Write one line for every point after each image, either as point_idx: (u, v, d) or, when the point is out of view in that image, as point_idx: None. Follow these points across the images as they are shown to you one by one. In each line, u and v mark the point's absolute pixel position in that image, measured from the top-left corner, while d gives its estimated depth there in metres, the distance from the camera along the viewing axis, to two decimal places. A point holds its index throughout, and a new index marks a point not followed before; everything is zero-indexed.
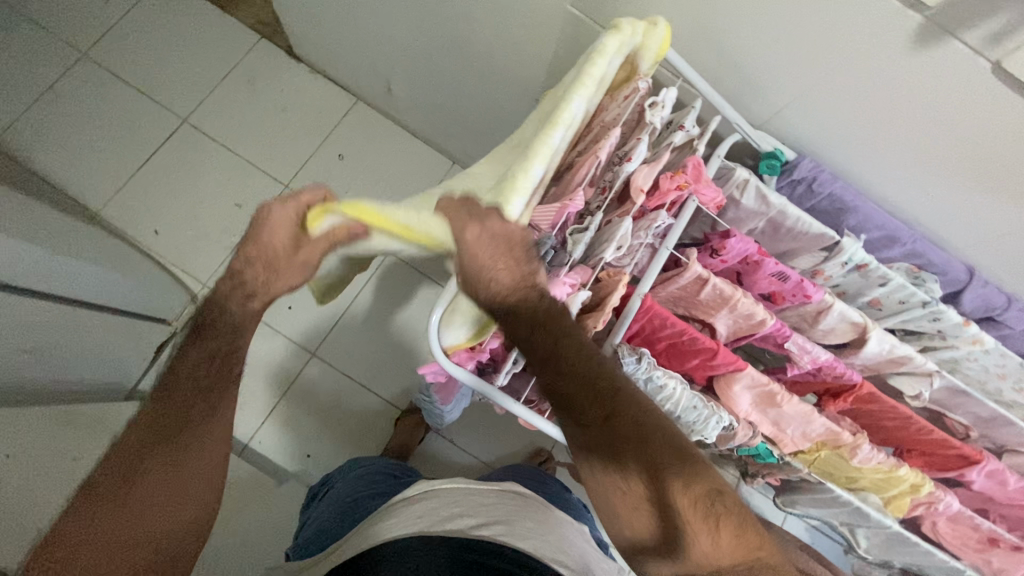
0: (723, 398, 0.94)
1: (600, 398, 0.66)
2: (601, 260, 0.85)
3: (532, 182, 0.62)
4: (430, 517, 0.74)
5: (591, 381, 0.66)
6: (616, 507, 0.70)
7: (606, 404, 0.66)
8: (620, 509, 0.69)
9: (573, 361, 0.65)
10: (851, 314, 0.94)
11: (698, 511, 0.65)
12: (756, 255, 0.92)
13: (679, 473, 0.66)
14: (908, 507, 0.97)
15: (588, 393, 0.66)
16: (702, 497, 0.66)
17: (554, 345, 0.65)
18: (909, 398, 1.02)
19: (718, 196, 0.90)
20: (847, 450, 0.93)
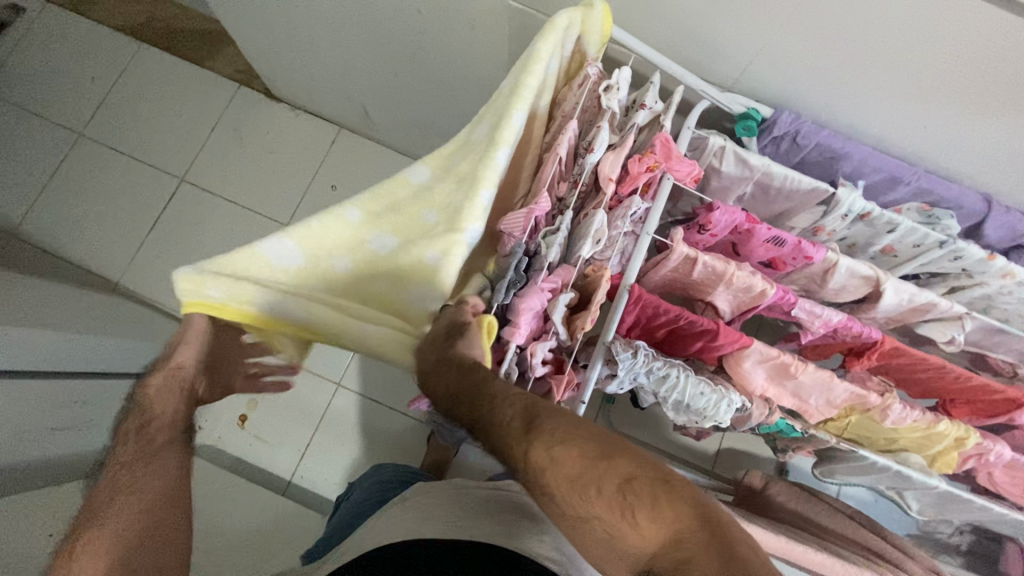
0: (735, 377, 0.89)
1: (576, 459, 0.54)
2: (580, 257, 0.82)
3: (482, 208, 0.64)
4: (405, 524, 0.75)
5: (562, 442, 0.55)
6: (589, 542, 0.57)
7: (585, 468, 0.54)
8: (587, 539, 0.57)
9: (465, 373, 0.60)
10: (859, 268, 0.88)
11: (631, 500, 0.53)
12: (746, 223, 0.87)
13: (595, 468, 0.54)
14: (958, 462, 0.90)
15: (566, 460, 0.54)
16: (631, 493, 0.53)
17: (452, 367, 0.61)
18: (943, 345, 0.95)
19: (694, 169, 0.85)
20: (878, 412, 0.88)
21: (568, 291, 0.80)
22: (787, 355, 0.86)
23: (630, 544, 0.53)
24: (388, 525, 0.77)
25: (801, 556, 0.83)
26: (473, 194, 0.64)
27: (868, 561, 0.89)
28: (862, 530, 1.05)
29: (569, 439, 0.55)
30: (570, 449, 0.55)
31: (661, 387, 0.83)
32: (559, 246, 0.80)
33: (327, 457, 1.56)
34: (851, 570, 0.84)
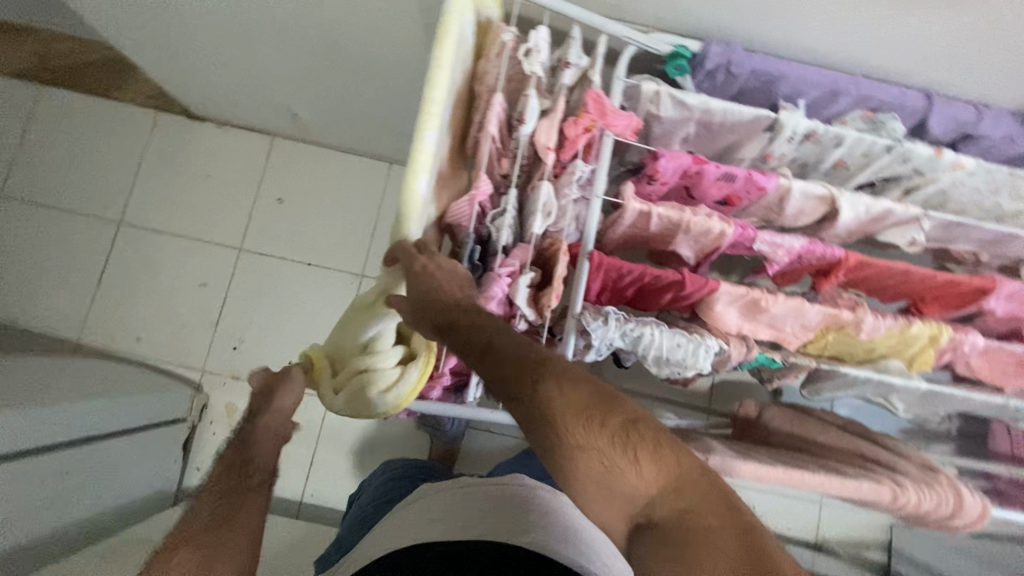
0: (709, 321, 0.89)
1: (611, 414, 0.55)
2: (534, 234, 0.80)
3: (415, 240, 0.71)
4: (397, 538, 0.73)
5: (597, 400, 0.56)
6: (591, 489, 0.55)
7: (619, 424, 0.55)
8: (590, 486, 0.55)
9: (473, 318, 0.63)
10: (812, 189, 0.87)
11: (637, 447, 0.54)
12: (694, 166, 0.85)
13: (603, 409, 0.56)
14: (935, 358, 0.91)
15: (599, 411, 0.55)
16: (639, 443, 0.54)
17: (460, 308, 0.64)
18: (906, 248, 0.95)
19: (632, 121, 0.83)
20: (852, 328, 0.88)
21: (528, 272, 0.78)
22: (755, 291, 0.86)
23: (631, 486, 0.54)
24: (376, 539, 0.75)
25: (800, 481, 0.83)
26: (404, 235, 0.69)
27: (868, 470, 0.88)
28: (856, 439, 1.07)
29: (585, 391, 0.56)
30: (582, 406, 0.55)
31: (637, 346, 0.83)
32: (509, 227, 0.78)
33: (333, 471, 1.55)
34: (850, 483, 0.83)
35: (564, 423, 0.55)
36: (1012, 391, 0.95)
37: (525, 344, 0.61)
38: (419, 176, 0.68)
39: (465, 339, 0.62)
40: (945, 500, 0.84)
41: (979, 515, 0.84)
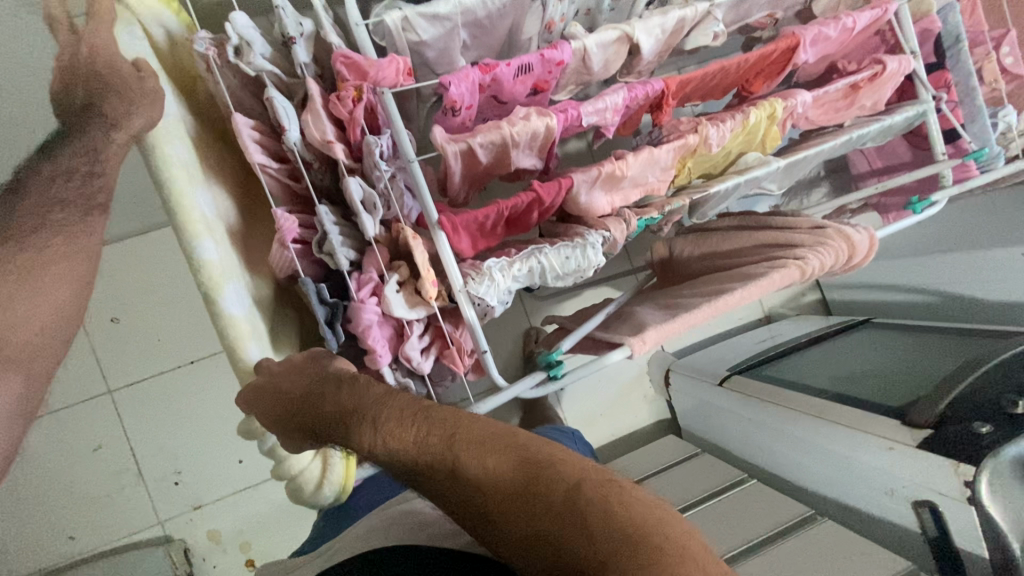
0: (583, 214, 0.86)
1: (501, 458, 0.48)
2: (372, 236, 0.71)
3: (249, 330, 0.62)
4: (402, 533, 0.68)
5: (481, 440, 0.49)
6: (484, 533, 0.48)
7: (508, 467, 0.47)
8: (483, 530, 0.48)
9: (324, 396, 0.59)
10: (605, 37, 0.82)
11: (513, 472, 0.47)
12: (484, 76, 0.77)
13: (472, 442, 0.49)
14: (780, 131, 0.95)
15: (487, 455, 0.48)
16: (515, 467, 0.47)
17: (305, 391, 0.61)
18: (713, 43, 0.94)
19: (398, 61, 0.70)
20: (703, 148, 0.88)
21: (391, 276, 0.70)
22: (605, 165, 0.82)
23: (512, 519, 0.46)
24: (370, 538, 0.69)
25: (727, 304, 0.85)
26: (234, 334, 0.61)
27: (776, 258, 0.94)
28: (755, 223, 1.11)
29: (455, 424, 0.51)
30: (446, 438, 0.50)
31: (531, 280, 0.80)
32: (342, 245, 0.68)
33: None
34: (769, 280, 0.88)
35: (433, 463, 0.50)
36: (853, 120, 1.01)
37: (389, 403, 0.56)
38: (220, 301, 0.60)
39: (319, 428, 0.59)
40: (842, 245, 0.91)
41: (870, 241, 0.93)
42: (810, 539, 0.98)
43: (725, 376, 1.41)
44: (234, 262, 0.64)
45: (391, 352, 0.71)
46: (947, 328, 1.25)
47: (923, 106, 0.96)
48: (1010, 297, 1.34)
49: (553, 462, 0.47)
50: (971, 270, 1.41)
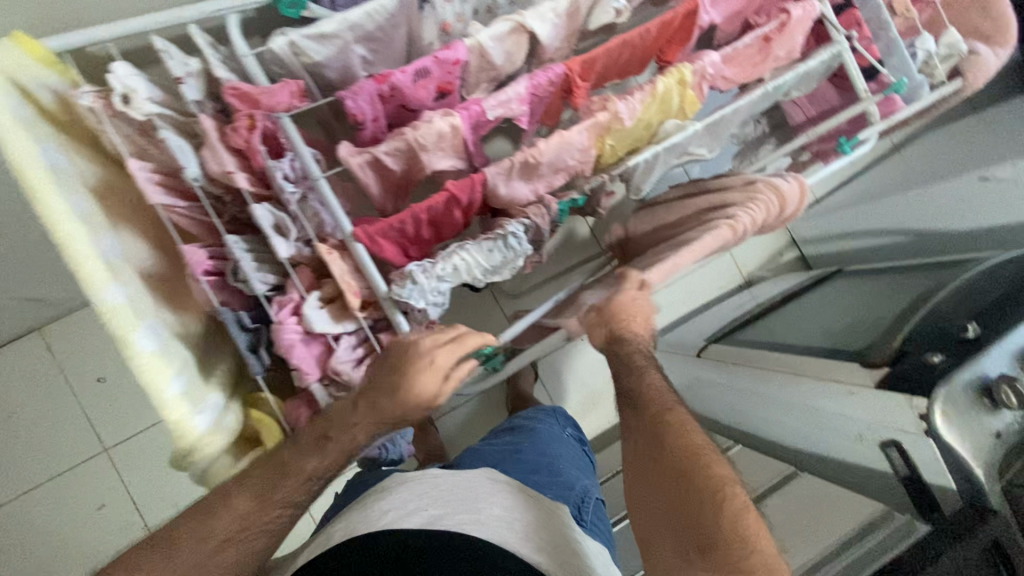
0: (507, 206, 0.87)
1: (675, 452, 0.64)
2: (287, 258, 0.72)
3: (168, 367, 0.62)
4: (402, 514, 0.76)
5: (673, 436, 0.66)
6: (645, 453, 0.67)
7: (673, 461, 0.63)
8: (642, 455, 0.67)
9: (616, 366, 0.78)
10: (498, 29, 0.82)
11: (684, 445, 0.64)
12: (380, 86, 0.78)
13: (672, 418, 0.67)
14: (697, 94, 0.94)
15: (669, 451, 0.64)
16: (693, 442, 0.64)
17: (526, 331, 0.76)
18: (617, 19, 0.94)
19: (290, 86, 0.72)
20: (616, 124, 0.89)
21: (309, 296, 0.71)
22: (517, 154, 0.83)
23: (676, 459, 0.63)
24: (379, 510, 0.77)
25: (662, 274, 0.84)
26: (150, 368, 0.60)
27: (708, 223, 0.93)
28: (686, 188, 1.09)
29: (672, 411, 0.69)
30: (655, 409, 0.69)
31: (458, 279, 0.80)
32: (256, 271, 0.69)
33: None
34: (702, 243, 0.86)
35: (641, 411, 0.70)
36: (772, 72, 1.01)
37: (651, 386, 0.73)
38: (130, 338, 0.60)
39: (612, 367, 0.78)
40: (772, 200, 0.91)
41: (801, 191, 0.92)
42: (794, 496, 0.97)
43: (702, 347, 1.40)
44: (143, 304, 0.64)
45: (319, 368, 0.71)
46: (916, 266, 1.23)
47: (837, 47, 0.95)
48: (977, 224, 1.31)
49: (714, 465, 0.62)
50: (933, 205, 1.39)
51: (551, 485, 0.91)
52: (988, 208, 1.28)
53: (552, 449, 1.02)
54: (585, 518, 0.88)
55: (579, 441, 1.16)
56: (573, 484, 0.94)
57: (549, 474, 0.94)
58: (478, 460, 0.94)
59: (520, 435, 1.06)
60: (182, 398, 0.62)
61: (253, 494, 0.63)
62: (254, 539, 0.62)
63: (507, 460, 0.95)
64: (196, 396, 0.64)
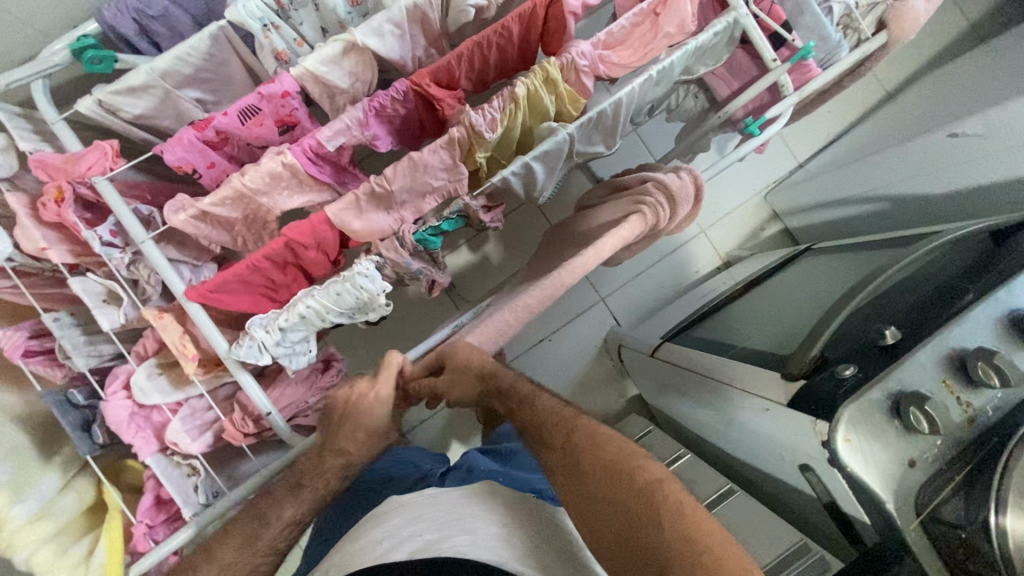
0: (369, 239, 0.81)
1: (599, 456, 0.63)
2: (115, 327, 0.69)
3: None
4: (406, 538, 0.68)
5: (591, 446, 0.64)
6: (583, 473, 0.64)
7: (602, 469, 0.62)
8: (578, 482, 0.64)
9: (511, 399, 0.73)
10: (327, 52, 0.75)
11: (612, 454, 0.63)
12: (202, 133, 0.73)
13: (602, 437, 0.65)
14: (575, 88, 0.84)
15: (593, 457, 0.64)
16: (630, 452, 0.63)
17: (483, 372, 0.74)
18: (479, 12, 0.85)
19: (99, 149, 0.69)
20: (478, 137, 0.80)
21: (138, 367, 0.69)
22: (364, 185, 0.76)
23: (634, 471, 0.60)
24: (372, 539, 0.70)
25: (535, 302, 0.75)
26: None
27: (597, 237, 0.84)
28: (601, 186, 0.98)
29: (590, 428, 0.67)
30: (565, 431, 0.67)
31: (309, 326, 0.75)
32: (81, 348, 0.68)
33: None
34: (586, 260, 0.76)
35: (562, 440, 0.67)
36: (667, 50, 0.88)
37: (552, 412, 0.70)
38: None
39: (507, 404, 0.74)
40: (660, 209, 0.80)
41: (695, 191, 0.83)
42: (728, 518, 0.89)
43: (657, 345, 1.30)
44: None
45: (158, 440, 0.69)
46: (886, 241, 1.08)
47: (733, 14, 0.82)
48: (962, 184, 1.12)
49: (643, 465, 0.61)
50: (905, 167, 1.22)
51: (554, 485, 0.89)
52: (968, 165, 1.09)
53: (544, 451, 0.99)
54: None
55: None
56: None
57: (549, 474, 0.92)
58: (485, 470, 0.88)
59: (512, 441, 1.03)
60: (2, 487, 0.63)
61: (236, 546, 0.62)
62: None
63: (506, 466, 0.93)
64: (22, 485, 0.65)
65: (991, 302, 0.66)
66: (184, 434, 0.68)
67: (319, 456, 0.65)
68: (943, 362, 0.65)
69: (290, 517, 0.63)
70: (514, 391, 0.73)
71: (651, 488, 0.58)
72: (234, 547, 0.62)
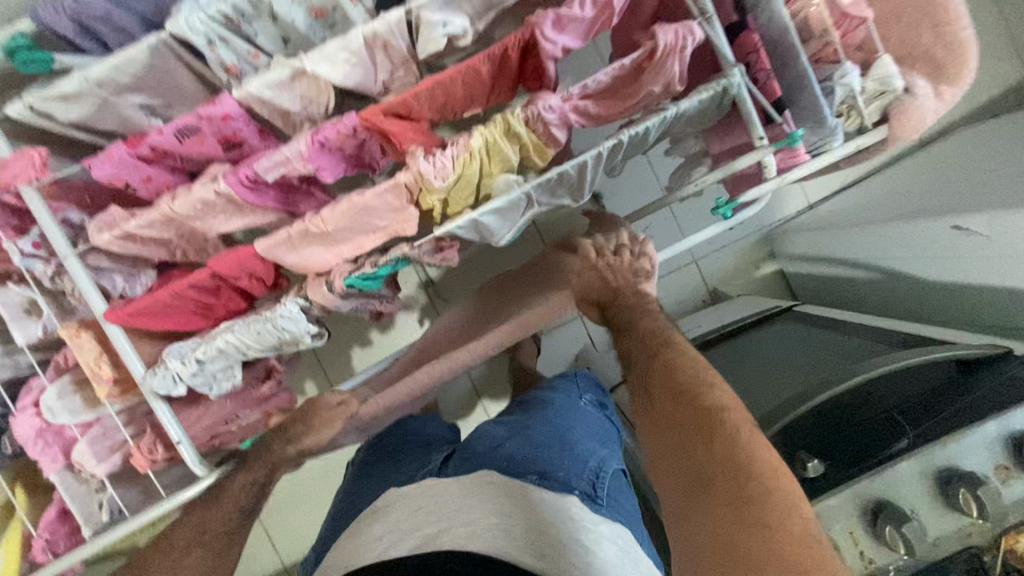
0: (304, 271, 0.78)
1: (672, 379, 0.61)
2: (33, 338, 0.72)
3: None
4: (404, 534, 0.62)
5: (672, 371, 0.62)
6: (655, 389, 0.63)
7: (676, 399, 0.59)
8: (651, 414, 0.62)
9: (625, 311, 0.75)
10: (272, 76, 0.70)
11: (676, 379, 0.61)
12: (136, 149, 0.70)
13: (684, 362, 0.63)
14: (541, 139, 0.78)
15: (666, 387, 0.61)
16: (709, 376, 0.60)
17: (619, 309, 0.75)
18: (459, 37, 0.79)
19: (26, 158, 0.66)
20: (426, 184, 0.75)
21: (49, 386, 0.70)
22: (298, 224, 0.72)
23: (704, 394, 0.58)
24: (372, 536, 0.64)
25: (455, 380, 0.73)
26: None
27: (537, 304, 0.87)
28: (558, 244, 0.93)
29: (667, 347, 0.67)
30: (652, 343, 0.68)
31: (229, 357, 0.74)
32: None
33: (280, 539, 1.45)
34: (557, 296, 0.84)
35: (640, 359, 0.68)
36: (652, 107, 0.80)
37: (636, 314, 0.74)
38: None
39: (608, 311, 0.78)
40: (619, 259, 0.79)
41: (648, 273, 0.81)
42: None
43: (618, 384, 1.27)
44: None
45: (65, 455, 0.72)
46: (872, 328, 1.03)
47: (724, 82, 0.73)
48: (973, 278, 1.02)
49: (709, 395, 0.57)
50: (897, 248, 1.13)
51: (562, 463, 0.72)
52: (981, 262, 0.99)
53: (564, 424, 0.82)
54: (601, 497, 0.68)
55: (601, 405, 0.93)
56: (586, 458, 0.74)
57: (561, 451, 0.74)
58: (490, 452, 0.74)
59: (530, 411, 0.86)
60: None
61: (197, 517, 0.72)
62: (186, 563, 0.68)
63: (518, 439, 0.76)
64: None
65: (916, 460, 0.69)
66: (90, 456, 0.71)
67: (279, 437, 0.78)
68: (856, 512, 0.69)
69: (247, 479, 0.74)
70: (619, 316, 0.75)
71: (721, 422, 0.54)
72: (200, 513, 0.72)
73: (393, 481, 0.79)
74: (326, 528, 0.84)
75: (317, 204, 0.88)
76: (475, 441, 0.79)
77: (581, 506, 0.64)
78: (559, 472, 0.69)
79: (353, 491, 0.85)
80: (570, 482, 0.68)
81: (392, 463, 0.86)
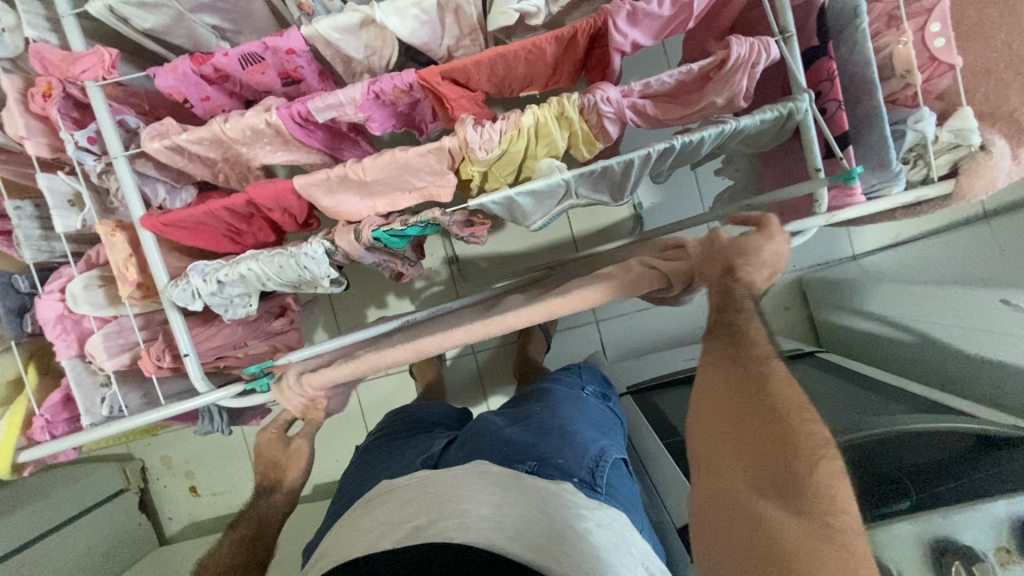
0: (335, 216, 0.79)
1: (763, 402, 0.50)
2: (70, 229, 0.75)
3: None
4: (391, 528, 0.61)
5: (761, 387, 0.51)
6: (731, 412, 0.53)
7: (751, 413, 0.51)
8: (718, 437, 0.53)
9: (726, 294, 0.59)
10: (341, 20, 0.71)
11: (766, 409, 0.50)
12: (198, 69, 0.72)
13: (779, 386, 0.51)
14: (594, 126, 0.76)
15: (752, 408, 0.51)
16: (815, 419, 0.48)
17: (719, 291, 0.60)
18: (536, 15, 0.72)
19: (94, 57, 0.69)
20: (470, 154, 0.74)
21: (78, 277, 0.74)
22: (338, 167, 0.73)
23: (800, 435, 0.47)
24: (363, 526, 0.64)
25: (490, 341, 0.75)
26: None
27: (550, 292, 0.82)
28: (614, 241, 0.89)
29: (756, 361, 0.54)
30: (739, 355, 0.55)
31: (249, 285, 0.76)
32: (34, 241, 0.77)
33: None
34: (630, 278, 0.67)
35: (727, 364, 0.56)
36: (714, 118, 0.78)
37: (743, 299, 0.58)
38: None
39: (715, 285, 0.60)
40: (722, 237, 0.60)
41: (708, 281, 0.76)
42: None
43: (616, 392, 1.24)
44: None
45: (79, 345, 0.77)
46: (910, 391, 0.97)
47: (791, 104, 0.70)
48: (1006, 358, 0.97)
49: (810, 428, 0.47)
50: (943, 314, 1.06)
51: (562, 451, 0.72)
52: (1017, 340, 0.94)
53: (567, 413, 0.81)
54: (601, 484, 0.69)
55: (603, 398, 0.92)
56: (588, 447, 0.74)
57: (562, 440, 0.74)
58: (491, 439, 0.74)
59: (532, 401, 0.86)
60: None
61: None
62: None
63: (518, 428, 0.77)
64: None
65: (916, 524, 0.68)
66: (102, 350, 0.75)
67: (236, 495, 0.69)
68: None
69: None
70: (722, 286, 0.59)
71: (814, 450, 0.46)
72: None
73: (398, 464, 0.80)
74: (332, 506, 0.85)
75: (361, 154, 0.90)
76: (479, 425, 0.80)
77: (578, 493, 0.65)
78: (559, 458, 0.70)
79: (361, 473, 0.87)
80: (569, 470, 0.68)
81: (394, 452, 0.86)
